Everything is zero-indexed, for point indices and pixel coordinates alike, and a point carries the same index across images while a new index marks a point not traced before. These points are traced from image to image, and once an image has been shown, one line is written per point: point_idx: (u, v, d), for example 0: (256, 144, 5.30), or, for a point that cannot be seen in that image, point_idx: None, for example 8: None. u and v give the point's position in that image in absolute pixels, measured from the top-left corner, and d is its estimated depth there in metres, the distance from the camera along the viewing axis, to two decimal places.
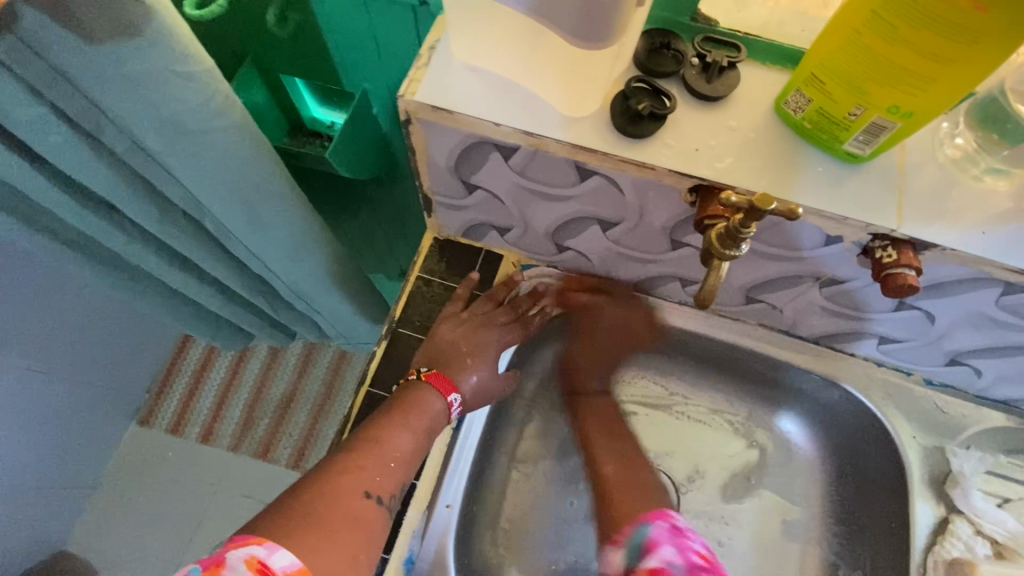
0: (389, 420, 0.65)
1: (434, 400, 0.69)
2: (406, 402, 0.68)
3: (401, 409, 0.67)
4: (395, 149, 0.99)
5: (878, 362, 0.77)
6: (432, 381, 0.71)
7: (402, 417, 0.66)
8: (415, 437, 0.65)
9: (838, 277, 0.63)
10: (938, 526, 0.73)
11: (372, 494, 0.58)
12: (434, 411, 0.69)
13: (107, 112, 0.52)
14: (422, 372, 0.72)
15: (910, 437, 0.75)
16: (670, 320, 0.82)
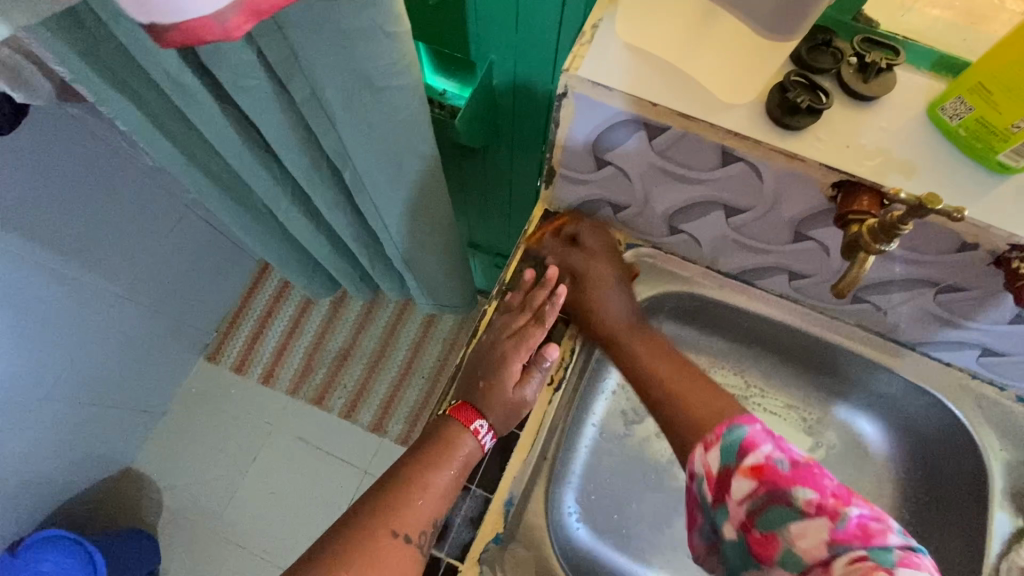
0: (425, 456, 0.68)
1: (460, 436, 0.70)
2: (435, 440, 0.70)
3: (432, 444, 0.70)
4: (503, 121, 1.03)
5: (973, 374, 0.78)
6: (457, 412, 0.72)
7: (436, 453, 0.69)
8: (442, 475, 0.68)
9: (957, 285, 0.65)
10: (1014, 536, 0.74)
11: (398, 535, 0.63)
12: (457, 445, 0.70)
13: (303, 62, 0.57)
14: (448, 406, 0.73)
15: (996, 449, 0.77)
16: (763, 312, 0.83)
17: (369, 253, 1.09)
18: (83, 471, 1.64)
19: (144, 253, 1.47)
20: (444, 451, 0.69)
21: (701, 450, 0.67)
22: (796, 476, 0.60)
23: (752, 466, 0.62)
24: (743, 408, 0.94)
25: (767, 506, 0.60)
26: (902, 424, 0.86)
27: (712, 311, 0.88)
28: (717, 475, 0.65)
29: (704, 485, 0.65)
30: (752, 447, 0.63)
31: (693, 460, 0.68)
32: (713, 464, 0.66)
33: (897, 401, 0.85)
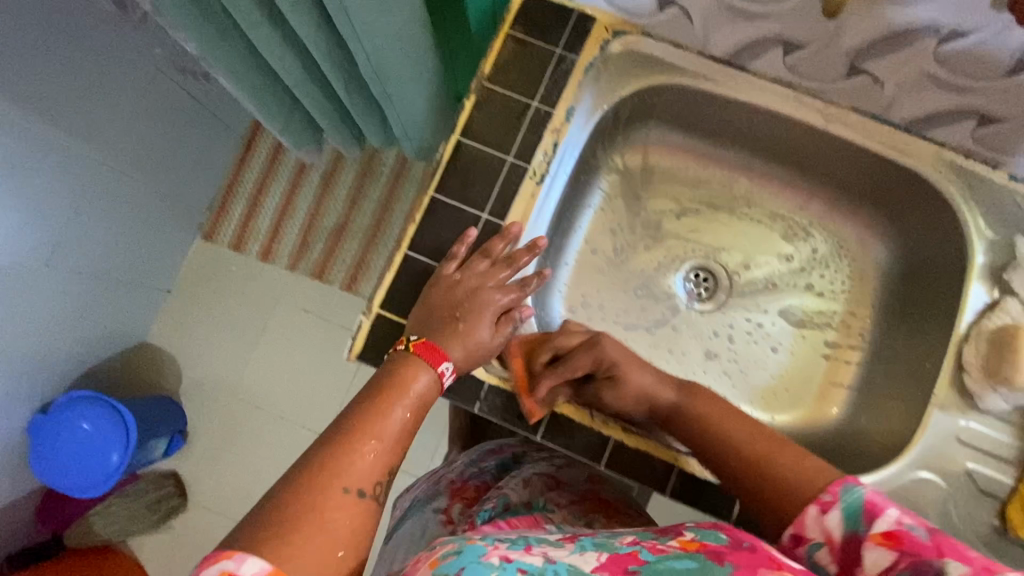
0: (377, 403, 0.57)
1: (421, 370, 0.62)
2: (395, 376, 0.60)
3: (385, 386, 0.59)
4: None
5: (966, 153, 0.76)
6: (421, 351, 0.63)
7: (388, 399, 0.58)
8: (400, 417, 0.57)
9: (962, 29, 0.60)
10: (988, 306, 0.74)
11: (353, 490, 0.50)
12: (421, 382, 0.61)
13: None
14: (410, 339, 0.65)
15: (978, 227, 0.75)
16: (755, 103, 0.79)
17: (347, 83, 1.04)
18: (98, 347, 1.69)
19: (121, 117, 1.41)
20: (400, 389, 0.59)
21: (815, 512, 0.51)
22: (942, 547, 0.44)
23: (879, 533, 0.47)
24: (730, 216, 0.94)
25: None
26: (889, 217, 0.85)
27: (702, 107, 0.84)
28: (839, 544, 0.49)
29: (823, 553, 0.50)
30: (875, 510, 0.48)
31: (804, 523, 0.52)
32: (836, 534, 0.50)
33: (887, 193, 0.83)
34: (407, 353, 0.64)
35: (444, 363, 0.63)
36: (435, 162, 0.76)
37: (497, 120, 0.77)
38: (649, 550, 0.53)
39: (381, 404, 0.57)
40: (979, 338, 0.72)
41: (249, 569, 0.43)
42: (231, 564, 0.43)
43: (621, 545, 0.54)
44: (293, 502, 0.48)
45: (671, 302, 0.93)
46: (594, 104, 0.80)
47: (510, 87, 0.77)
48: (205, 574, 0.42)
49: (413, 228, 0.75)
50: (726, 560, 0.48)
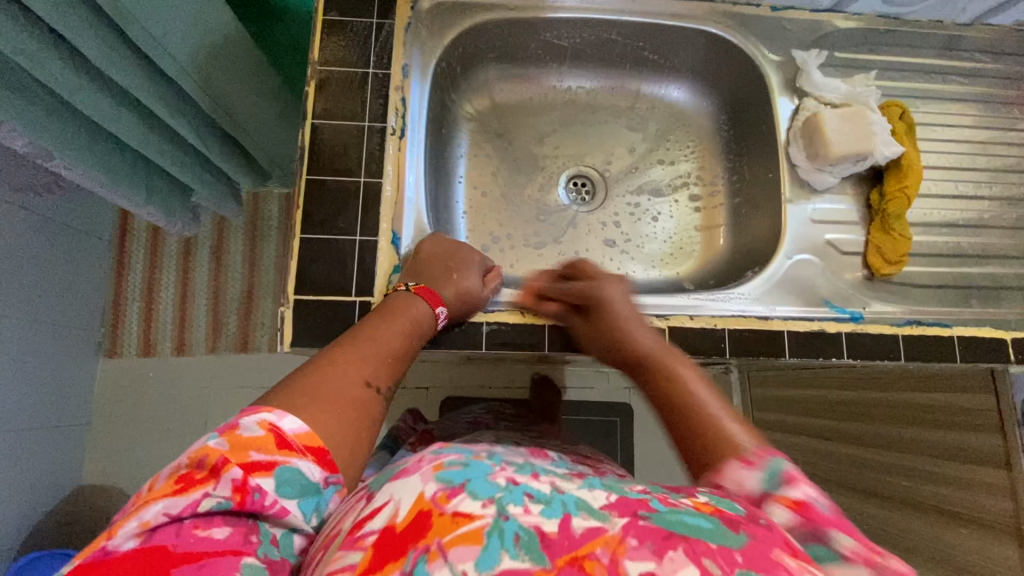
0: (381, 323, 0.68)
1: (421, 305, 0.73)
2: (395, 305, 0.71)
3: (387, 313, 0.70)
4: None
5: (732, 1, 0.91)
6: (422, 292, 0.74)
7: (390, 321, 0.69)
8: (404, 338, 0.68)
9: None
10: (794, 111, 0.90)
11: (371, 385, 0.60)
12: (420, 316, 0.71)
13: None
14: (410, 284, 0.75)
15: (763, 55, 0.91)
16: (555, 18, 0.91)
17: (197, 126, 1.04)
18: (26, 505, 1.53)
19: None
20: (404, 317, 0.70)
21: (761, 452, 0.52)
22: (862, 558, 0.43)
23: (791, 498, 0.47)
24: (583, 122, 1.04)
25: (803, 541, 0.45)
26: (704, 73, 0.99)
27: (518, 37, 0.94)
28: (751, 495, 0.49)
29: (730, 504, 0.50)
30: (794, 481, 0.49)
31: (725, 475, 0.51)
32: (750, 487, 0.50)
33: (692, 56, 0.97)
34: (406, 292, 0.74)
35: (440, 308, 0.74)
36: (298, 150, 0.79)
37: (345, 96, 0.82)
38: (659, 501, 0.44)
39: (388, 325, 0.68)
40: (796, 136, 0.87)
41: (288, 426, 0.50)
42: (273, 416, 0.50)
43: (632, 491, 0.46)
44: (325, 380, 0.57)
45: (562, 212, 1.02)
46: (423, 56, 0.87)
47: (343, 64, 0.83)
48: (247, 419, 0.49)
49: (300, 212, 0.77)
50: (741, 528, 0.42)
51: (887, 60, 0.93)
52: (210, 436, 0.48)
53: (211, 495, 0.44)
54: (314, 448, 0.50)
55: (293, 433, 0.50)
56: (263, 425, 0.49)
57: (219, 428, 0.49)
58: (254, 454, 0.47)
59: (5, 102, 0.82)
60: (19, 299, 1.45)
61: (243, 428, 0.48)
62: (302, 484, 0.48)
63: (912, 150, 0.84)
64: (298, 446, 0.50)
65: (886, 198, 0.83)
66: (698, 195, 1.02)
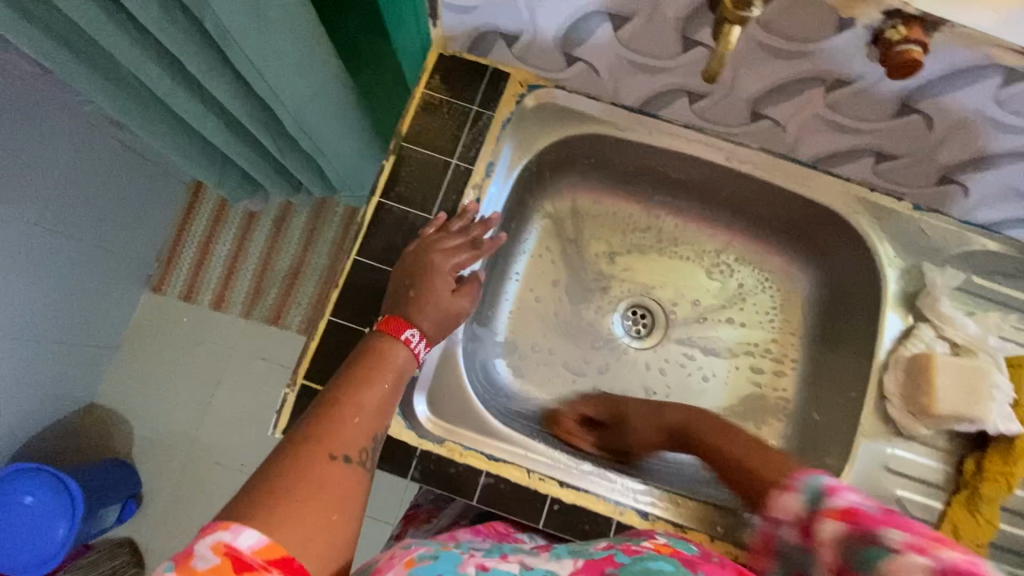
0: (353, 379, 0.60)
1: (394, 346, 0.65)
2: (370, 354, 0.63)
3: (362, 361, 0.62)
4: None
5: (871, 186, 0.79)
6: (391, 330, 0.66)
7: (363, 371, 0.61)
8: (379, 388, 0.60)
9: (843, 78, 0.63)
10: (904, 332, 0.77)
11: (340, 455, 0.52)
12: (398, 359, 0.64)
13: None
14: (379, 321, 0.68)
15: (890, 256, 0.79)
16: (669, 148, 0.82)
17: (276, 137, 1.01)
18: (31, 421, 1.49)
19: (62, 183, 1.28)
20: (382, 363, 0.63)
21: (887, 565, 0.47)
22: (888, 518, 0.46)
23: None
24: (663, 253, 0.95)
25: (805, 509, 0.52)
26: (816, 245, 0.87)
27: (620, 156, 0.86)
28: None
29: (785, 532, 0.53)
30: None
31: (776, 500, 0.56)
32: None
33: (804, 225, 0.86)
34: (378, 337, 0.66)
35: (409, 332, 0.66)
36: (355, 224, 0.76)
37: (420, 181, 0.77)
38: (623, 550, 0.49)
39: (361, 380, 0.60)
40: (898, 365, 0.75)
41: (245, 542, 0.42)
42: (227, 536, 0.42)
43: (595, 550, 0.51)
44: (289, 466, 0.49)
45: (611, 342, 0.93)
46: (513, 156, 0.80)
47: (426, 144, 0.78)
48: (201, 545, 0.42)
49: (336, 292, 0.74)
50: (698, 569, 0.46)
51: None
52: (164, 571, 0.41)
53: None
54: (277, 560, 0.43)
55: (252, 550, 0.42)
56: (217, 549, 0.41)
57: (174, 558, 0.42)
58: None
59: (93, 83, 0.83)
60: (91, 228, 1.42)
61: (197, 557, 0.41)
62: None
63: None
64: (258, 563, 0.42)
65: (984, 476, 0.70)
66: (762, 369, 0.91)
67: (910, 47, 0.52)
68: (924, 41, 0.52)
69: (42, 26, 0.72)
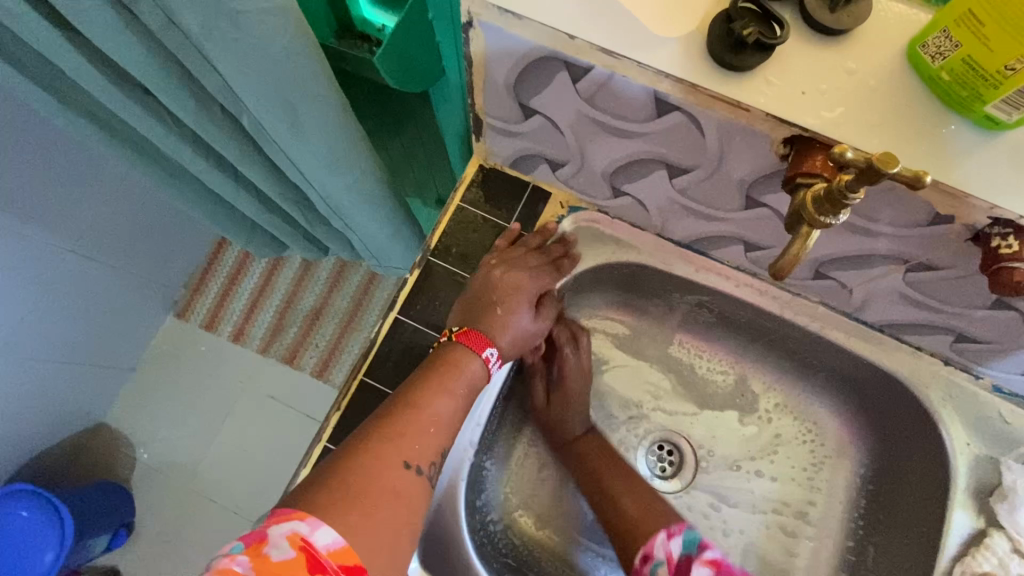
0: (427, 384, 0.59)
1: (470, 358, 0.63)
2: (441, 362, 0.62)
3: (429, 366, 0.62)
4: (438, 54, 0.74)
5: (946, 360, 0.69)
6: (466, 340, 0.64)
7: (437, 378, 0.61)
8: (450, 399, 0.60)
9: (927, 263, 0.55)
10: (973, 538, 0.67)
11: (411, 467, 0.53)
12: (472, 369, 0.63)
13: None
14: (452, 330, 0.66)
15: (963, 443, 0.69)
16: (716, 286, 0.75)
17: (305, 212, 0.98)
18: (25, 451, 1.33)
19: (109, 213, 1.20)
20: (453, 370, 0.62)
21: (663, 536, 0.65)
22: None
23: (709, 559, 0.60)
24: (694, 387, 0.86)
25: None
26: (873, 407, 0.77)
27: (658, 283, 0.79)
28: (676, 563, 0.62)
29: (660, 570, 0.63)
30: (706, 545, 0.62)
31: (653, 545, 0.66)
32: (675, 554, 0.63)
33: (858, 382, 0.77)
34: (450, 343, 0.64)
35: (488, 349, 0.64)
36: (370, 341, 0.72)
37: (442, 300, 0.73)
38: None
39: (432, 386, 0.59)
40: None
41: (322, 538, 0.44)
42: (304, 529, 0.44)
43: None
44: (368, 461, 0.51)
45: None
46: None
47: (456, 262, 0.74)
48: (276, 532, 0.44)
49: (337, 416, 0.70)
50: None
51: None
52: (237, 549, 0.43)
53: None
54: (350, 567, 0.44)
55: (327, 551, 0.44)
56: (293, 540, 0.43)
57: (246, 538, 0.44)
58: None
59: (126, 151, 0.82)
60: (130, 259, 1.32)
61: (272, 544, 0.43)
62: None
63: None
64: (332, 566, 0.44)
65: None
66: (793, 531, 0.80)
67: (1022, 265, 0.45)
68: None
69: (77, 107, 0.72)
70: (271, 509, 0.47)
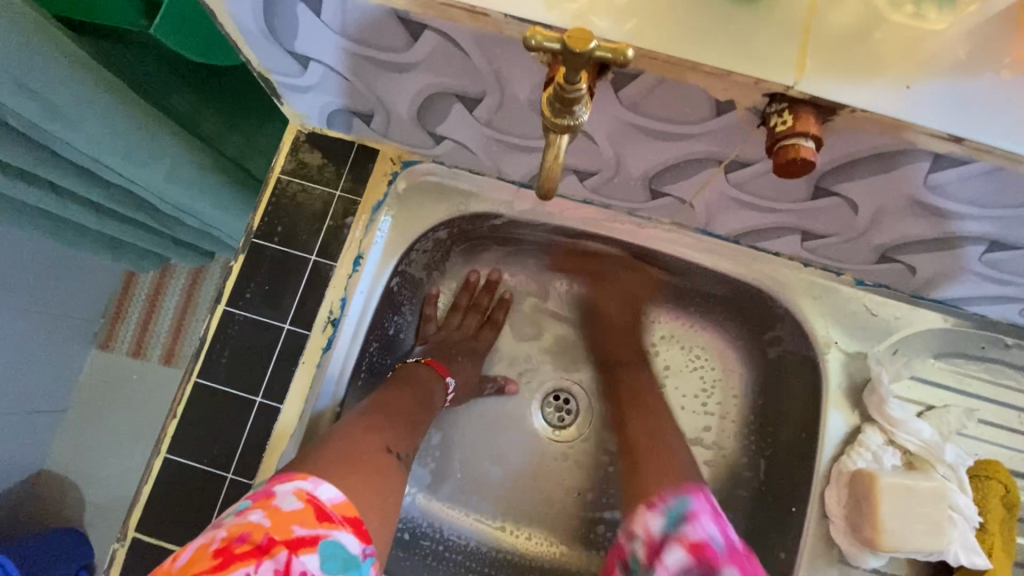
0: (395, 392, 0.68)
1: (435, 382, 0.74)
2: (408, 380, 0.71)
3: (394, 381, 0.71)
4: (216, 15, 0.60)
5: (805, 262, 0.67)
6: (432, 365, 0.75)
7: (402, 389, 0.70)
8: (418, 405, 0.69)
9: (740, 160, 0.51)
10: (849, 436, 0.65)
11: (393, 450, 0.62)
12: (433, 387, 0.73)
13: None
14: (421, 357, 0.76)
15: (829, 341, 0.68)
16: (568, 222, 0.71)
17: (154, 215, 0.90)
18: None
19: None
20: (417, 389, 0.71)
21: (646, 513, 0.61)
22: (729, 559, 0.56)
23: (690, 539, 0.57)
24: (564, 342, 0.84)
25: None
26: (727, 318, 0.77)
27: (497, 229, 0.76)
28: (655, 540, 0.59)
29: (638, 548, 0.60)
30: (694, 519, 0.58)
31: (635, 521, 0.62)
32: (654, 531, 0.60)
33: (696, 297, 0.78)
34: (417, 364, 0.75)
35: (450, 377, 0.75)
36: (198, 341, 0.64)
37: (274, 279, 0.66)
38: None
39: (402, 397, 0.68)
40: (840, 480, 0.63)
41: (324, 493, 0.51)
42: (308, 484, 0.51)
43: None
44: (356, 449, 0.58)
45: (531, 439, 0.82)
46: (388, 247, 0.71)
47: (282, 242, 0.67)
48: (283, 488, 0.51)
49: (173, 425, 0.63)
50: None
51: (1000, 388, 0.68)
52: (248, 503, 0.51)
53: (255, 574, 0.46)
54: (351, 518, 0.52)
55: (331, 503, 0.51)
56: (299, 493, 0.51)
57: (257, 495, 0.51)
58: (294, 528, 0.48)
59: None
60: None
61: (279, 496, 0.50)
62: (347, 554, 0.49)
63: (1005, 566, 0.60)
64: (336, 516, 0.51)
65: None
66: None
67: (797, 141, 0.40)
68: (817, 134, 0.41)
69: None
70: (276, 474, 0.54)
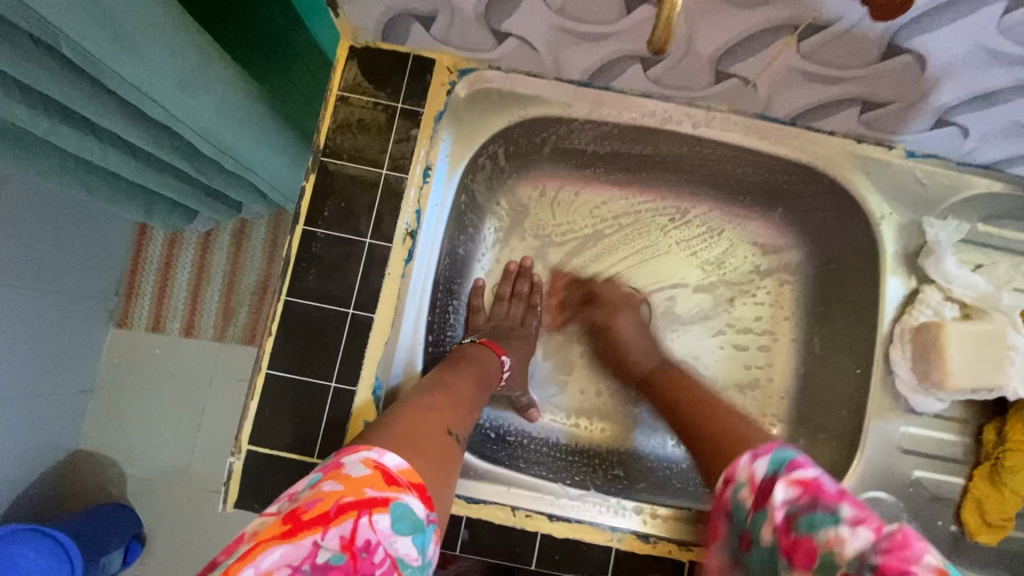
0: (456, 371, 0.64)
1: (491, 360, 0.71)
2: (465, 359, 0.68)
3: (450, 361, 0.68)
4: None
5: (860, 138, 0.70)
6: (488, 344, 0.73)
7: (461, 367, 0.66)
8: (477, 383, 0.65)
9: (819, 24, 0.53)
10: (907, 298, 0.71)
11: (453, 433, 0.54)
12: (492, 365, 0.70)
13: None
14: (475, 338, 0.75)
15: (882, 212, 0.71)
16: (628, 119, 0.72)
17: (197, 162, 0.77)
18: None
19: None
20: (474, 368, 0.67)
21: (746, 458, 0.47)
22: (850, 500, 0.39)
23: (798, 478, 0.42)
24: (621, 260, 0.85)
25: (806, 512, 0.40)
26: (764, 202, 0.80)
27: (539, 135, 0.76)
28: (759, 484, 0.44)
29: (741, 494, 0.45)
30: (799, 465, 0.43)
31: (733, 465, 0.48)
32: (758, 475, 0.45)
33: (724, 192, 0.81)
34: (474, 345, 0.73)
35: (504, 356, 0.73)
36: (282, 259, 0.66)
37: (346, 195, 0.67)
38: None
39: (462, 373, 0.64)
40: (903, 336, 0.70)
41: (392, 462, 0.44)
42: (375, 453, 0.43)
43: None
44: (418, 422, 0.51)
45: None
46: (453, 161, 0.72)
47: (350, 157, 0.68)
48: (350, 458, 0.43)
49: (270, 342, 0.64)
50: None
51: None
52: (314, 478, 0.43)
53: (320, 546, 0.38)
54: (418, 483, 0.44)
55: (398, 469, 0.44)
56: (368, 461, 0.43)
57: (322, 468, 0.43)
58: (368, 490, 0.41)
59: None
60: None
61: (347, 466, 0.43)
62: (415, 517, 0.42)
63: None
64: (404, 482, 0.43)
65: (1005, 446, 0.66)
66: (758, 367, 0.82)
67: None
68: None
69: None
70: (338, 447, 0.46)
